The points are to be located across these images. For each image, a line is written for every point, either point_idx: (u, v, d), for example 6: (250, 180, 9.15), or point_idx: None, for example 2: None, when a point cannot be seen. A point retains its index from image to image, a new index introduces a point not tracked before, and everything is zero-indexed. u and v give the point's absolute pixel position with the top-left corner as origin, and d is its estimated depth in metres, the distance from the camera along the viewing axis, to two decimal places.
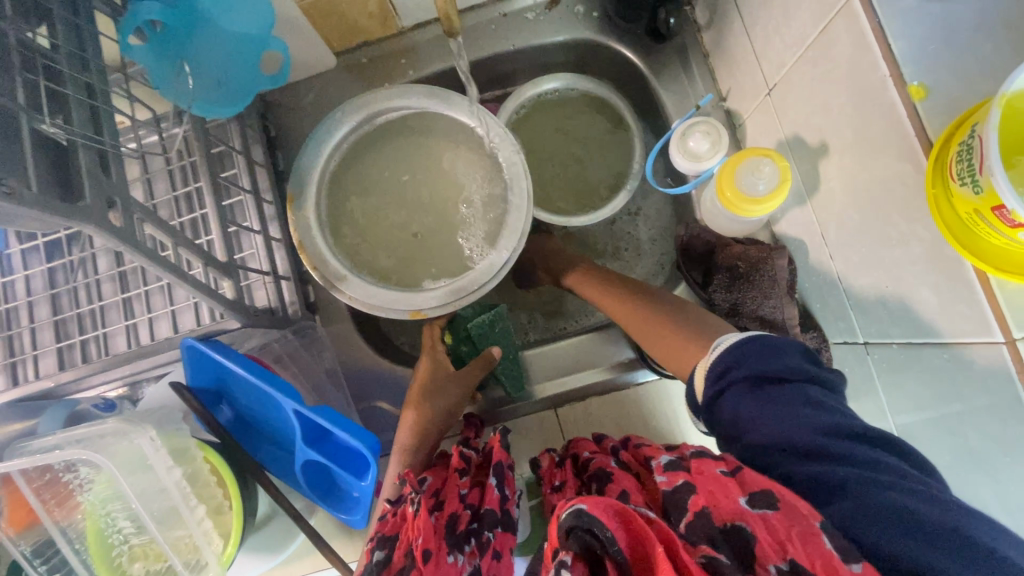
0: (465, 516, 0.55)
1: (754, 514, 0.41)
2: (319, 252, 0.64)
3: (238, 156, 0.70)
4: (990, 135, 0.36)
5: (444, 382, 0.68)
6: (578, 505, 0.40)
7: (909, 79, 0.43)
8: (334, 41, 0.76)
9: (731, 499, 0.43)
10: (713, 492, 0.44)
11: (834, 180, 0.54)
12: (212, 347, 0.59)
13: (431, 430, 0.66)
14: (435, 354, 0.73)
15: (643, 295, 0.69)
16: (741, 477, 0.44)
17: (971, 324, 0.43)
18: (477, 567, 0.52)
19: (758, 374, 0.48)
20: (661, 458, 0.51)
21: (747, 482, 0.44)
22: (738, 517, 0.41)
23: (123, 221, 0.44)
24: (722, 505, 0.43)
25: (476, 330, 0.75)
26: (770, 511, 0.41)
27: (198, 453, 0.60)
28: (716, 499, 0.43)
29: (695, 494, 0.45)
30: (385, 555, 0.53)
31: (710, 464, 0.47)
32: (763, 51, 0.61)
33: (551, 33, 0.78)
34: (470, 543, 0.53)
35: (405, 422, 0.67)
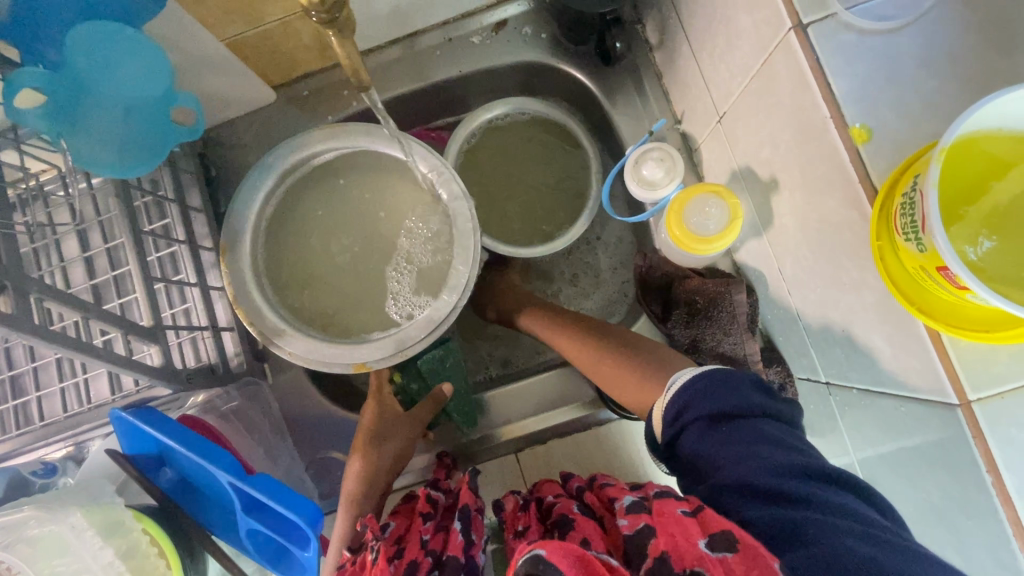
0: (425, 563, 0.51)
1: (713, 558, 0.37)
2: (255, 306, 0.61)
3: (171, 204, 0.67)
4: (929, 192, 0.33)
5: (393, 423, 0.66)
6: (536, 550, 0.39)
7: (851, 121, 0.40)
8: (271, 75, 0.73)
9: (690, 542, 0.39)
10: (673, 536, 0.40)
11: (785, 217, 0.52)
12: (141, 418, 0.56)
13: (379, 475, 0.64)
14: (382, 395, 0.70)
15: (596, 329, 0.66)
16: (701, 518, 0.40)
17: (924, 380, 0.40)
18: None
19: (717, 410, 0.46)
20: (625, 501, 0.48)
21: (708, 524, 0.40)
22: (698, 562, 0.37)
23: (14, 305, 0.41)
24: (682, 548, 0.39)
25: (426, 365, 0.72)
26: (730, 555, 0.37)
27: (136, 525, 0.57)
28: (675, 542, 0.39)
29: (655, 538, 0.41)
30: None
31: (672, 503, 0.43)
32: (711, 77, 0.58)
33: (499, 57, 0.75)
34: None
35: (351, 472, 0.64)
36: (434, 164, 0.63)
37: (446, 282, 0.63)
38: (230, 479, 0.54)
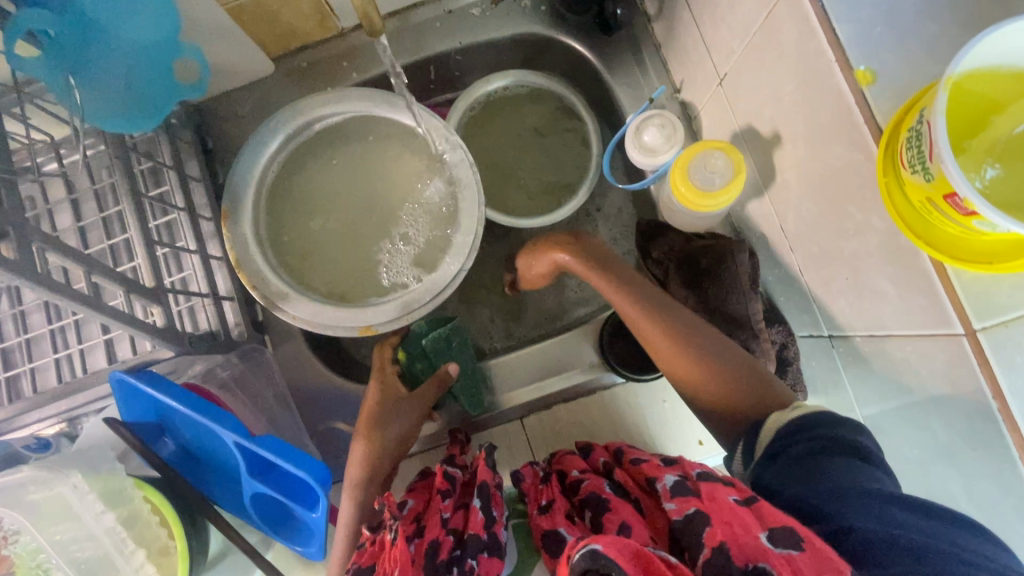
0: (448, 542, 0.51)
1: (778, 555, 0.38)
2: (258, 271, 0.60)
3: (169, 171, 0.66)
4: (937, 120, 0.34)
5: (397, 409, 0.63)
6: (593, 547, 0.38)
7: (857, 64, 0.41)
8: (269, 46, 0.72)
9: (752, 535, 0.40)
10: (730, 525, 0.41)
11: (788, 171, 0.53)
12: (149, 383, 0.55)
13: (383, 459, 0.62)
14: (384, 378, 0.67)
15: (689, 325, 0.57)
16: (758, 510, 0.41)
17: (929, 316, 0.41)
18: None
19: (830, 445, 0.45)
20: (668, 481, 0.48)
21: (765, 517, 0.41)
22: (761, 558, 0.38)
23: (19, 252, 0.40)
24: (742, 542, 0.39)
25: (430, 343, 0.70)
26: (796, 552, 0.38)
27: (137, 493, 0.56)
28: (733, 534, 0.40)
29: (710, 525, 0.41)
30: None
31: (724, 491, 0.44)
32: (713, 41, 0.59)
33: (498, 29, 0.75)
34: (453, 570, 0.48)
35: (355, 464, 0.62)
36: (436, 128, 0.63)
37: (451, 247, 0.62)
38: (235, 439, 0.53)
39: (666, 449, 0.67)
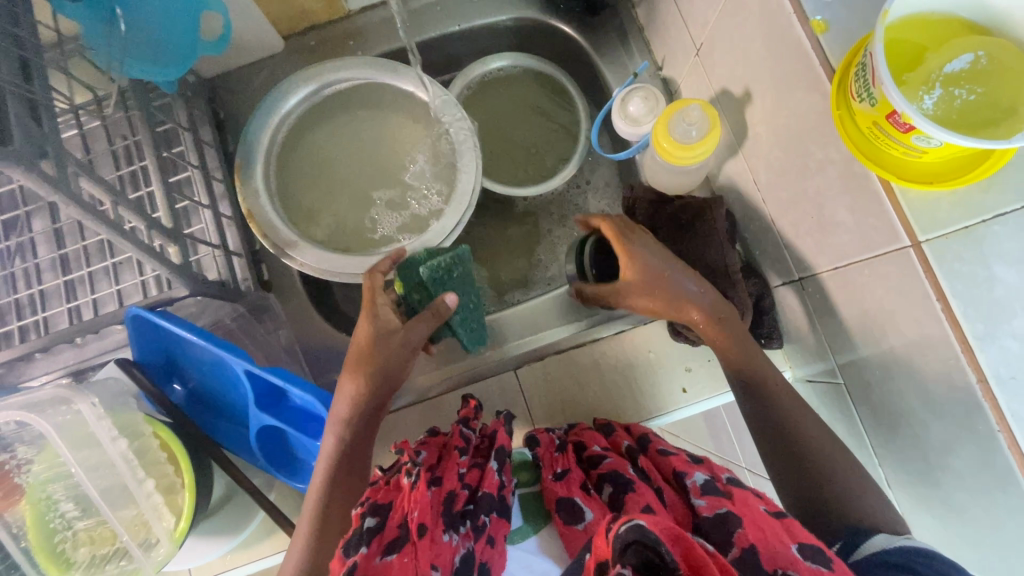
0: (462, 496, 0.47)
1: (806, 566, 0.39)
2: (269, 220, 0.64)
3: (185, 133, 0.70)
4: (878, 50, 0.39)
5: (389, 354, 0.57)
6: (640, 522, 0.35)
7: (812, 15, 0.47)
8: (281, 24, 0.77)
9: (783, 543, 0.41)
10: (761, 530, 0.42)
11: (759, 125, 0.58)
12: (161, 316, 0.59)
13: (372, 400, 0.57)
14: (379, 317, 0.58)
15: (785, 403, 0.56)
16: (785, 522, 0.43)
17: (882, 235, 0.46)
18: (472, 552, 0.43)
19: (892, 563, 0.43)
20: (696, 478, 0.49)
21: (793, 530, 0.42)
22: (791, 566, 0.39)
23: (55, 170, 0.44)
24: (772, 548, 0.41)
25: (430, 274, 0.61)
26: (823, 569, 0.39)
27: (147, 430, 0.58)
28: (764, 538, 0.41)
29: (743, 528, 0.43)
30: (377, 522, 0.44)
31: (755, 500, 0.45)
32: (690, 16, 0.66)
33: (495, 13, 0.81)
34: (463, 526, 0.45)
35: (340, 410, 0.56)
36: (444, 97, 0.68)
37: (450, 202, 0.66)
38: (245, 368, 0.58)
39: (653, 399, 0.71)
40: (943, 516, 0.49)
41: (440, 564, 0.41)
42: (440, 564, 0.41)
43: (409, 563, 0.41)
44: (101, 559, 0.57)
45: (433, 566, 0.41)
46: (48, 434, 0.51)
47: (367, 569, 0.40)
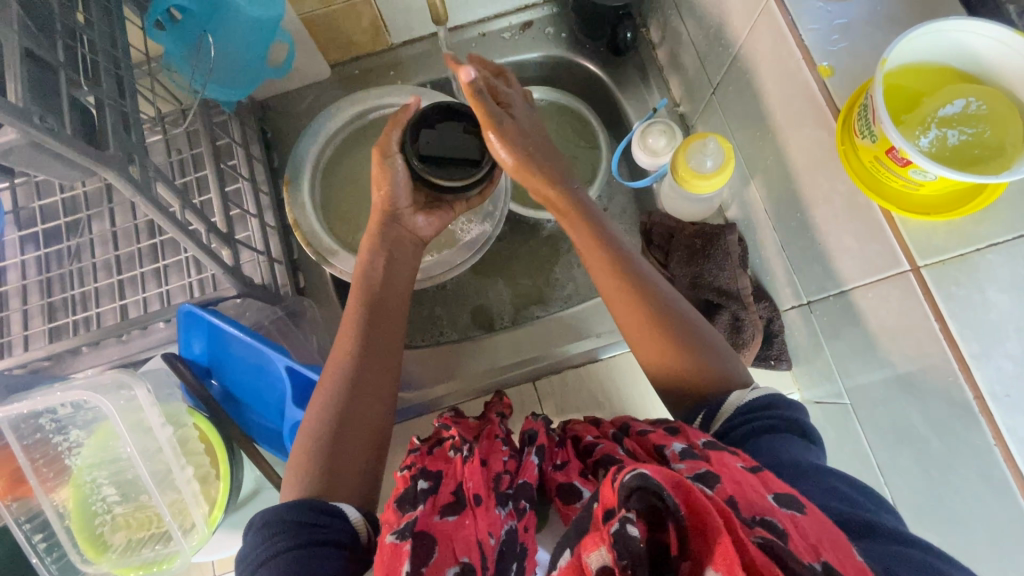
0: (505, 480, 0.53)
1: (783, 513, 0.38)
2: (313, 230, 0.69)
3: (238, 148, 0.76)
4: (877, 94, 0.44)
5: (395, 269, 0.63)
6: (643, 470, 0.37)
7: (819, 61, 0.52)
8: (330, 54, 0.84)
9: (760, 495, 0.39)
10: (739, 483, 0.40)
11: (770, 158, 0.63)
12: (212, 313, 0.63)
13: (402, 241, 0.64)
14: (385, 229, 0.63)
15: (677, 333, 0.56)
16: (763, 476, 0.41)
17: (884, 260, 0.50)
18: (516, 528, 0.48)
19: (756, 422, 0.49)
20: (675, 446, 0.47)
21: (770, 483, 0.41)
22: (769, 513, 0.37)
23: (140, 175, 0.49)
24: (751, 498, 0.39)
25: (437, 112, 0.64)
26: (798, 515, 0.38)
27: (188, 420, 0.63)
28: (743, 490, 0.39)
29: (720, 483, 0.40)
30: (430, 486, 0.50)
31: (733, 458, 0.43)
32: (707, 57, 0.71)
33: (525, 51, 0.88)
34: (507, 505, 0.49)
35: (348, 320, 0.59)
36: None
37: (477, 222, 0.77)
38: (286, 364, 0.64)
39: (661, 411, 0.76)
40: (945, 531, 0.51)
41: (494, 531, 0.47)
42: (494, 532, 0.47)
43: (468, 526, 0.46)
44: (136, 543, 0.60)
45: (489, 532, 0.46)
46: (109, 413, 0.55)
47: (427, 526, 0.46)
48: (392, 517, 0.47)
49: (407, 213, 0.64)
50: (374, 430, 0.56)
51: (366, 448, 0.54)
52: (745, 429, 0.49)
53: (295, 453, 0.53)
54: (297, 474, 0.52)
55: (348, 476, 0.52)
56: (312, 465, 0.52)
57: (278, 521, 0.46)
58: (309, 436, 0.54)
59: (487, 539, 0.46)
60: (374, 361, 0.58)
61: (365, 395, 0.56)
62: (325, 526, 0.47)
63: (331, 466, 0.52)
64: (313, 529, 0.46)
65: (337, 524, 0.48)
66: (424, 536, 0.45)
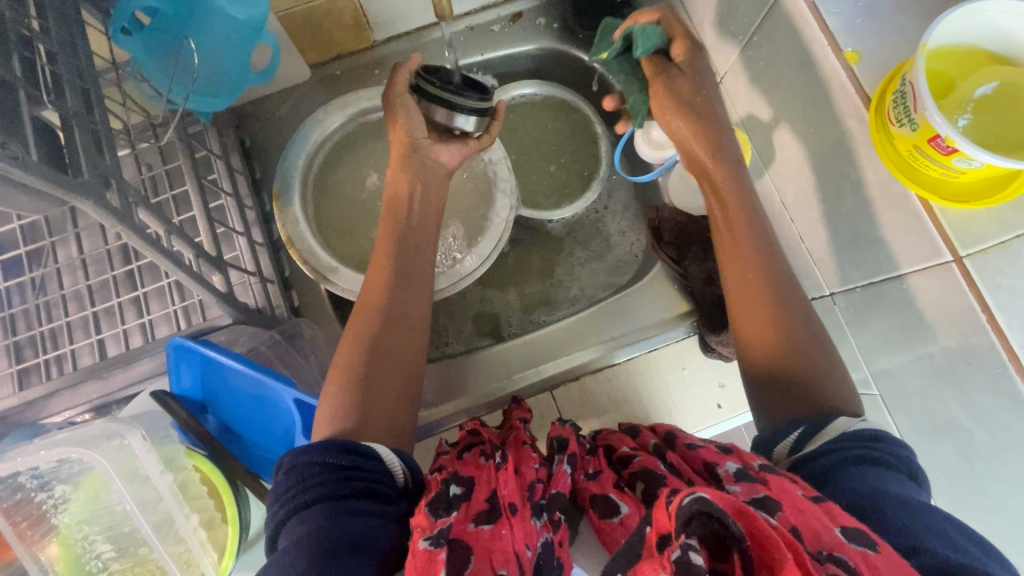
0: (538, 490, 0.46)
1: (853, 548, 0.34)
2: (308, 246, 0.64)
3: (217, 161, 0.70)
4: (919, 78, 0.42)
5: (423, 203, 0.61)
6: (704, 494, 0.32)
7: (845, 47, 0.50)
8: (310, 54, 0.78)
9: (825, 526, 0.35)
10: (804, 512, 0.36)
11: (788, 148, 0.61)
12: (204, 344, 0.58)
13: (417, 185, 0.61)
14: (409, 163, 0.61)
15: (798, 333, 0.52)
16: (827, 508, 0.37)
17: (922, 251, 0.49)
18: (553, 541, 0.41)
19: (848, 457, 0.42)
20: (730, 467, 0.43)
21: (836, 515, 0.36)
22: (837, 548, 0.33)
23: (120, 201, 0.43)
24: (817, 531, 0.35)
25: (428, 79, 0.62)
26: (870, 551, 0.34)
27: (188, 462, 0.57)
28: (807, 520, 0.35)
29: (783, 510, 0.36)
30: (462, 492, 0.43)
31: (792, 485, 0.39)
32: (713, 45, 0.69)
33: (517, 44, 0.84)
34: (542, 516, 0.43)
35: (383, 256, 0.58)
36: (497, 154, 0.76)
37: (481, 240, 0.73)
38: (294, 397, 0.59)
39: (686, 416, 0.72)
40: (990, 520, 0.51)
41: (532, 543, 0.40)
42: (531, 544, 0.40)
43: (505, 536, 0.40)
44: None
45: (528, 544, 0.39)
46: (97, 467, 0.50)
47: (462, 533, 0.40)
48: (423, 521, 0.40)
49: (427, 143, 0.62)
50: (410, 367, 0.53)
51: (398, 390, 0.51)
52: (829, 458, 0.43)
53: (330, 385, 0.51)
54: (331, 405, 0.49)
55: (382, 415, 0.49)
56: (342, 403, 0.48)
57: (311, 464, 0.42)
58: (344, 367, 0.51)
59: (525, 551, 0.39)
60: (407, 303, 0.55)
61: (403, 332, 0.54)
62: (361, 471, 0.43)
63: (369, 394, 0.49)
64: (347, 476, 0.42)
65: (372, 465, 0.44)
66: (459, 543, 0.39)
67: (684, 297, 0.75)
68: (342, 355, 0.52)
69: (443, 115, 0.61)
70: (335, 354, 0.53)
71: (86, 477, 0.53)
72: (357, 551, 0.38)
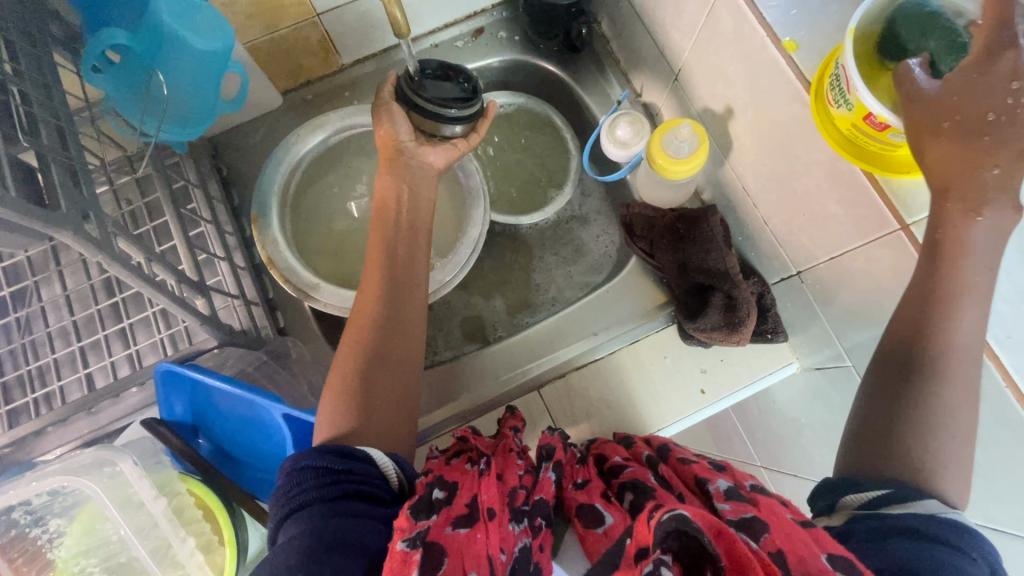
0: (520, 495, 0.45)
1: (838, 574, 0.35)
2: (289, 265, 0.66)
3: (195, 190, 0.71)
4: (849, 62, 0.44)
5: (411, 207, 0.63)
6: (682, 511, 0.36)
7: (783, 36, 0.53)
8: (279, 80, 0.80)
9: (812, 552, 0.37)
10: (790, 535, 0.38)
11: (743, 137, 0.64)
12: (192, 368, 0.59)
13: (403, 190, 0.63)
14: (395, 166, 0.63)
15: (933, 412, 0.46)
16: (814, 534, 0.39)
17: (872, 223, 0.51)
18: (531, 546, 0.42)
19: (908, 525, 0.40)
20: (720, 483, 0.46)
21: (824, 542, 0.38)
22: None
23: (99, 231, 0.45)
24: (801, 553, 0.37)
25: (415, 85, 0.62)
26: None
27: (182, 487, 0.57)
28: (793, 543, 0.37)
29: (770, 532, 0.39)
30: (445, 495, 0.44)
31: (781, 508, 0.41)
32: (666, 45, 0.72)
33: (482, 57, 0.87)
34: (523, 521, 0.43)
35: (376, 259, 0.59)
36: (477, 178, 0.77)
37: (459, 250, 0.75)
38: (283, 413, 0.60)
39: (672, 404, 0.73)
40: None
41: (506, 547, 0.41)
42: (506, 548, 0.40)
43: (479, 540, 0.40)
44: None
45: (501, 548, 0.40)
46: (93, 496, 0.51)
47: (439, 537, 0.40)
48: (404, 523, 0.41)
49: (412, 146, 0.64)
50: (406, 370, 0.55)
51: (399, 394, 0.53)
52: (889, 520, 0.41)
53: (329, 389, 0.53)
54: (330, 409, 0.51)
55: (383, 417, 0.51)
56: (346, 411, 0.50)
57: (309, 467, 0.44)
58: (341, 372, 0.53)
59: (499, 556, 0.40)
60: (400, 307, 0.57)
61: (399, 335, 0.55)
62: (355, 475, 0.44)
63: (367, 397, 0.51)
64: (340, 481, 0.44)
65: (367, 468, 0.45)
66: (436, 546, 0.40)
67: (661, 289, 0.79)
68: (342, 364, 0.54)
69: (429, 125, 0.63)
70: (337, 359, 0.55)
71: (81, 506, 0.53)
72: (348, 551, 0.39)
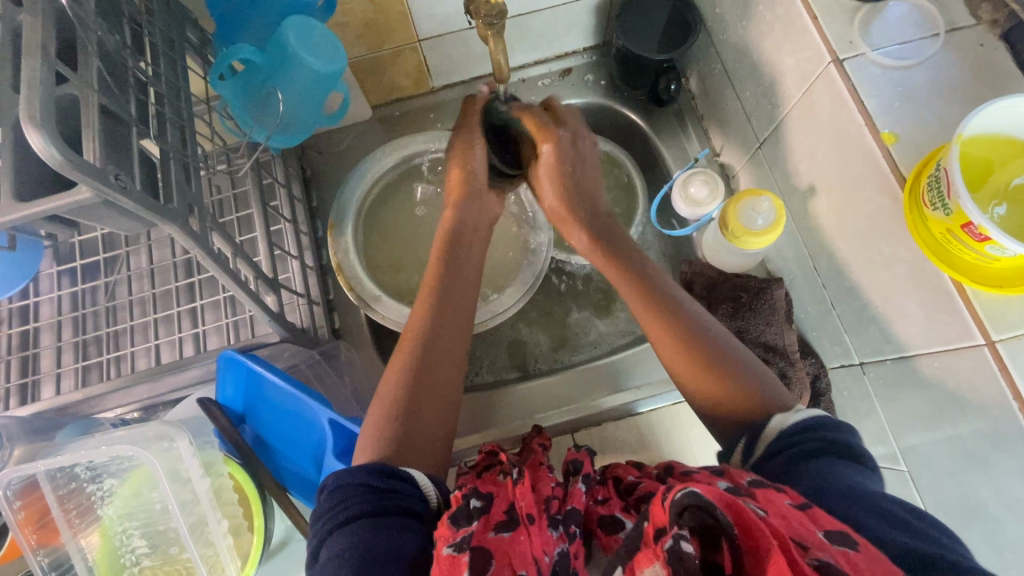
0: (554, 505, 0.47)
1: (835, 549, 0.34)
2: (356, 274, 0.69)
3: (281, 189, 0.75)
4: (953, 166, 0.44)
5: (470, 247, 0.66)
6: (693, 487, 0.35)
7: (882, 128, 0.52)
8: (372, 95, 0.84)
9: (810, 530, 0.35)
10: (788, 518, 0.36)
11: (823, 217, 0.62)
12: (252, 358, 0.63)
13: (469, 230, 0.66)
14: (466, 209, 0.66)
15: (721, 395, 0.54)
16: (812, 514, 0.38)
17: (953, 332, 0.49)
18: (567, 552, 0.42)
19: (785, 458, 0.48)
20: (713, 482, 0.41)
21: (819, 520, 0.37)
22: (822, 548, 0.34)
23: (200, 227, 0.49)
24: (804, 533, 0.35)
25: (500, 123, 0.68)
26: (851, 550, 0.34)
27: (225, 469, 0.60)
28: (793, 525, 0.36)
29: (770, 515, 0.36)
30: (481, 504, 0.44)
31: (779, 496, 0.39)
32: (754, 112, 0.72)
33: (566, 97, 0.89)
34: (558, 527, 0.44)
35: (425, 290, 0.62)
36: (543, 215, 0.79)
37: (511, 286, 0.76)
38: (330, 416, 0.63)
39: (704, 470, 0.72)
40: None
41: (549, 549, 0.42)
42: (549, 550, 0.41)
43: (523, 542, 0.41)
44: None
45: (545, 551, 0.41)
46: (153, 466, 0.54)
47: (482, 542, 0.41)
48: (445, 530, 0.41)
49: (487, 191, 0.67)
50: (446, 396, 0.56)
51: (437, 421, 0.55)
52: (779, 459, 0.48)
53: (374, 411, 0.54)
54: (373, 437, 0.52)
55: (422, 444, 0.53)
56: (386, 425, 0.52)
57: (354, 485, 0.46)
58: (385, 396, 0.55)
59: (542, 558, 0.41)
60: (448, 335, 0.59)
61: (440, 362, 0.57)
62: (395, 492, 0.46)
63: (411, 426, 0.53)
64: (386, 497, 0.45)
65: (406, 488, 0.47)
66: (480, 549, 0.40)
67: None
68: (389, 380, 0.56)
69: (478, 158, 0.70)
70: (380, 384, 0.56)
71: (133, 469, 0.57)
72: (394, 565, 0.41)
